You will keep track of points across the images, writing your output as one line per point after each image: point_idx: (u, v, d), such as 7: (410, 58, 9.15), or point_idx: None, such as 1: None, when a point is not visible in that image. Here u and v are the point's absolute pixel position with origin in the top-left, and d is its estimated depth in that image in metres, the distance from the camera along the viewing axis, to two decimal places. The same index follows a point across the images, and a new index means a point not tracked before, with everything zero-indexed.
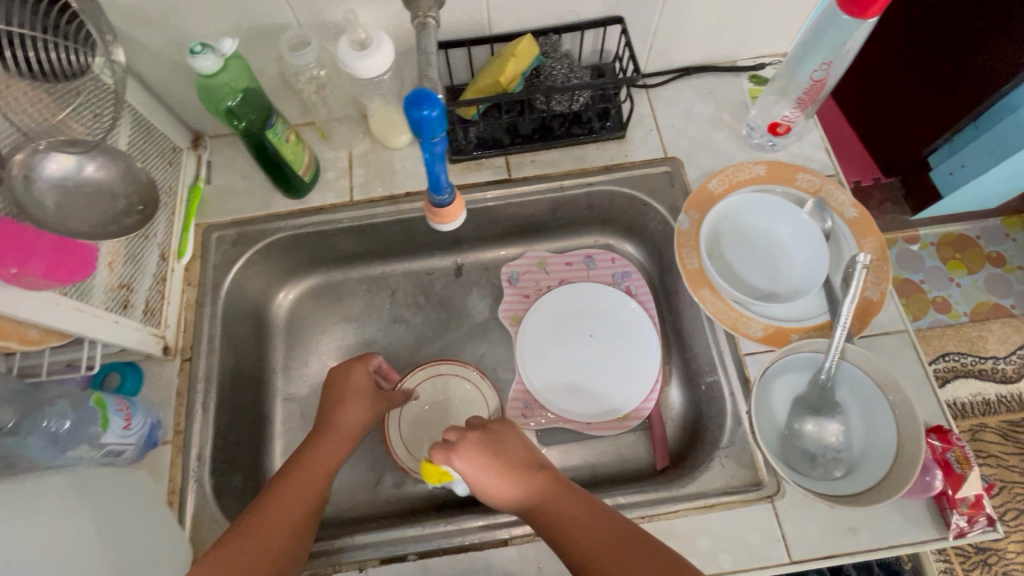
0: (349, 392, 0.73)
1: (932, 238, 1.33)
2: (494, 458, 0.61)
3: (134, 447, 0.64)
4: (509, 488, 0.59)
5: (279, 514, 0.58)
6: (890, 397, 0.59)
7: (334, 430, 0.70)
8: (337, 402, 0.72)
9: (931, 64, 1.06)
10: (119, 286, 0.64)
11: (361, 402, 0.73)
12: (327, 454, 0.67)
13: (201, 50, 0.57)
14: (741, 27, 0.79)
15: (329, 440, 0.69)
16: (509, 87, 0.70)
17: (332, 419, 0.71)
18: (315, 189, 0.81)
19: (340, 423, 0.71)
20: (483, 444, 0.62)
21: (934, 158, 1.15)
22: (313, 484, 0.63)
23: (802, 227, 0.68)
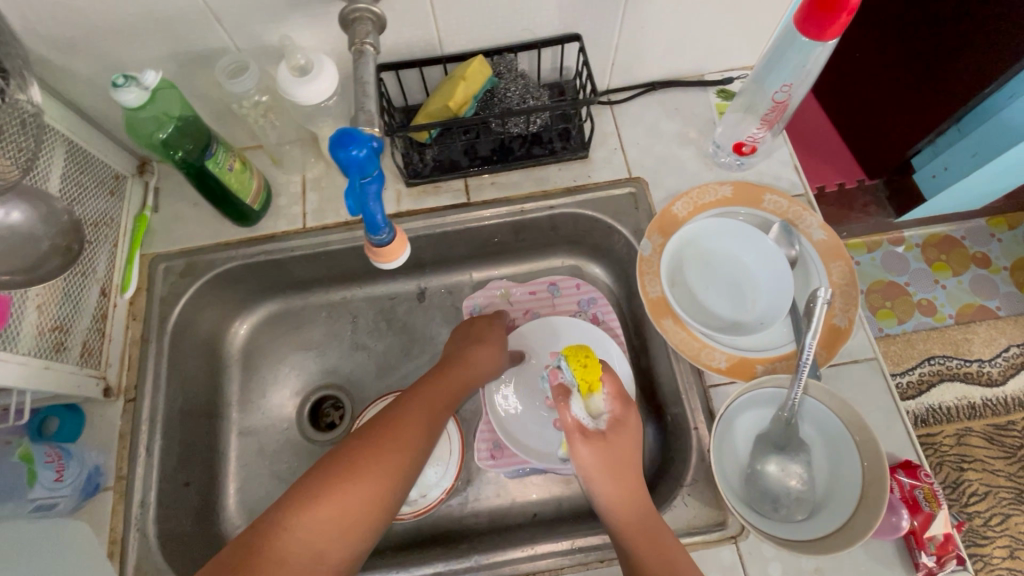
0: (486, 336, 0.74)
1: (917, 240, 1.31)
2: (607, 461, 0.59)
3: (70, 498, 0.62)
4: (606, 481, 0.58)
5: (402, 439, 0.58)
6: (856, 436, 0.57)
7: (458, 365, 0.69)
8: (470, 343, 0.73)
9: (912, 68, 1.03)
10: (53, 329, 0.61)
11: (492, 348, 0.73)
12: (450, 392, 0.67)
13: (124, 82, 0.54)
14: (705, 41, 0.76)
15: (458, 373, 0.69)
16: (459, 110, 0.68)
17: (461, 357, 0.70)
18: (267, 216, 0.78)
19: (473, 360, 0.71)
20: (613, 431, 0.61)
21: (918, 160, 1.12)
22: (425, 423, 0.62)
23: (767, 254, 0.65)
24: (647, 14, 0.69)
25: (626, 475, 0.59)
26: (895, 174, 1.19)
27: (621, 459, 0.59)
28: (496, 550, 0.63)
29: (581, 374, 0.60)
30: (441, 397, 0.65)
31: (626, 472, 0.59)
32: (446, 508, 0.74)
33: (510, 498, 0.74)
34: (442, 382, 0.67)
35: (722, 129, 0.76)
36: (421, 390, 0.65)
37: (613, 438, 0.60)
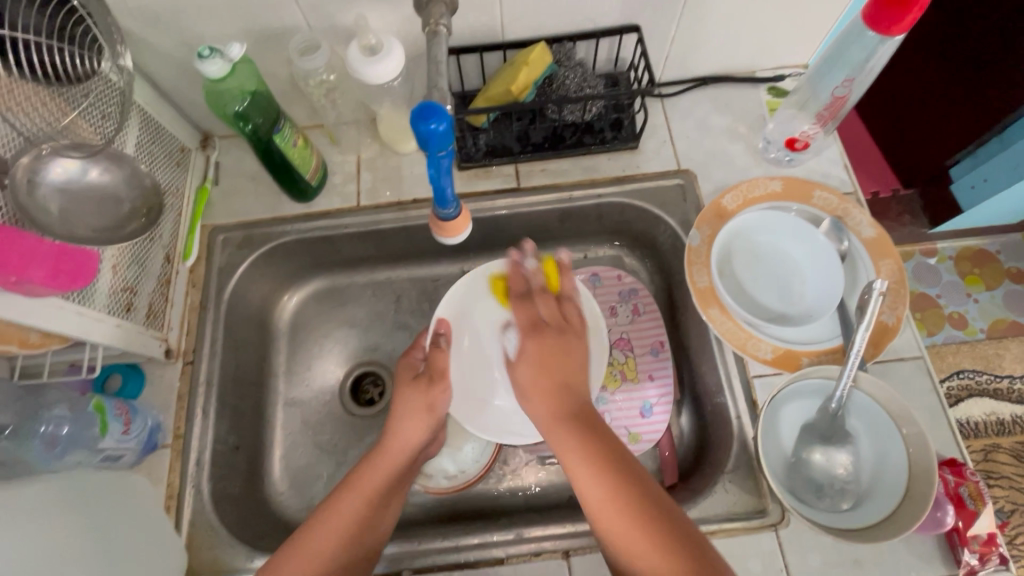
0: (412, 407, 0.65)
1: (950, 252, 1.22)
2: (542, 367, 0.57)
3: (133, 452, 0.64)
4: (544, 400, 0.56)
5: (311, 567, 0.54)
6: (902, 430, 0.57)
7: (390, 452, 0.62)
8: (395, 419, 0.64)
9: (965, 73, 1.02)
10: (123, 289, 0.64)
11: (417, 420, 0.64)
12: (383, 483, 0.61)
13: (209, 54, 0.57)
14: (761, 37, 0.77)
15: (384, 458, 0.62)
16: (520, 95, 0.69)
17: (391, 438, 0.63)
18: (322, 193, 0.80)
19: (397, 438, 0.63)
20: (527, 345, 0.58)
21: (955, 170, 1.09)
22: (344, 528, 0.57)
23: (817, 248, 0.66)
24: (707, 7, 0.70)
25: (551, 387, 0.56)
26: (929, 185, 1.16)
27: (540, 373, 0.56)
28: (536, 525, 0.65)
29: (549, 281, 0.64)
30: (367, 493, 0.60)
31: (549, 387, 0.56)
32: (483, 486, 0.75)
33: (547, 479, 0.75)
34: (373, 474, 0.61)
35: (774, 124, 0.77)
36: (353, 488, 0.60)
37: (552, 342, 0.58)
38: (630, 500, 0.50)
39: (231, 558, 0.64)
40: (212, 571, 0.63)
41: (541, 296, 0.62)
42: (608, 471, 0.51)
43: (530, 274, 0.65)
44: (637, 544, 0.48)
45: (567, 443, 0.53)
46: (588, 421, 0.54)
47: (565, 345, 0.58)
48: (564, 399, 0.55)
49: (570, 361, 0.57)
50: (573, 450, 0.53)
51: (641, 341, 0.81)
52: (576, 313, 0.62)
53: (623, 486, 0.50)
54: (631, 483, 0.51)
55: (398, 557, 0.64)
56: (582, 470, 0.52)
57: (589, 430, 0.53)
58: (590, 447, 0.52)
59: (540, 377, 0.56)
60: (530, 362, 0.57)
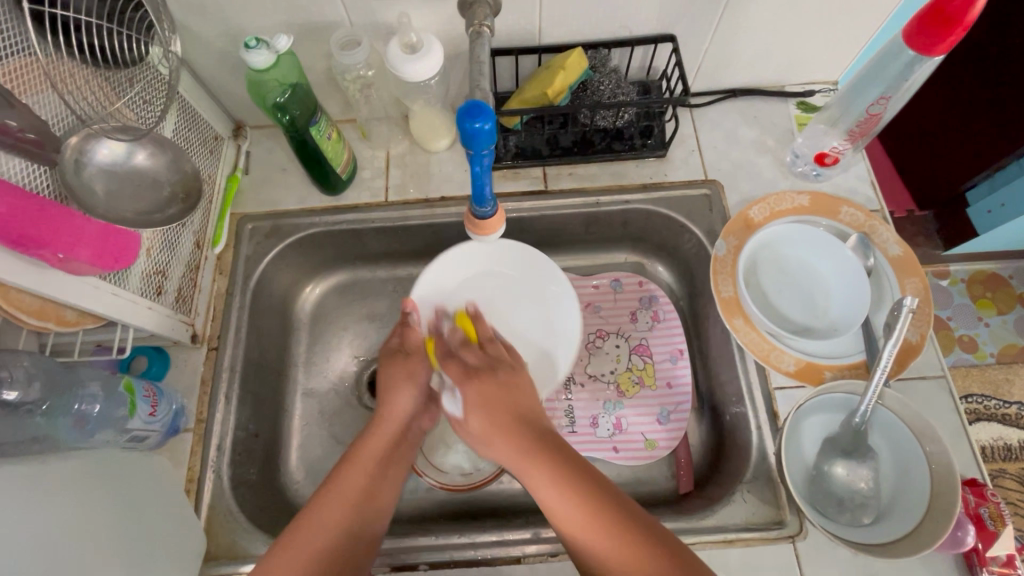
0: (402, 373, 0.69)
1: (962, 275, 1.21)
2: (491, 411, 0.58)
3: (157, 434, 0.64)
4: (502, 443, 0.57)
5: (324, 530, 0.55)
6: (926, 448, 0.57)
7: (384, 420, 0.66)
8: (387, 389, 0.68)
9: (987, 92, 1.02)
10: (154, 272, 0.64)
11: (409, 386, 0.68)
12: (381, 452, 0.64)
13: (255, 44, 0.58)
14: (794, 52, 0.78)
15: (385, 426, 0.66)
16: (556, 99, 0.70)
17: (383, 409, 0.66)
18: (351, 187, 0.80)
19: (390, 406, 0.67)
20: (472, 390, 0.60)
21: (971, 195, 1.08)
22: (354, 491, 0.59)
23: (843, 263, 0.67)
24: (744, 21, 0.71)
25: (508, 421, 0.57)
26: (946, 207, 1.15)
27: (491, 416, 0.58)
28: (553, 525, 0.65)
29: (466, 332, 0.69)
30: (369, 465, 0.62)
31: (503, 424, 0.57)
32: (497, 485, 0.75)
33: None
34: (370, 447, 0.63)
35: (804, 140, 0.77)
36: (355, 458, 0.62)
37: (504, 383, 0.61)
38: (587, 513, 0.50)
39: (249, 544, 0.64)
40: (230, 557, 0.63)
41: (467, 349, 0.66)
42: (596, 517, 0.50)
43: (449, 334, 0.70)
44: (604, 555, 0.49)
45: (534, 472, 0.53)
46: (544, 438, 0.56)
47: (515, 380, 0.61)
48: (523, 427, 0.57)
49: (519, 399, 0.60)
50: (539, 473, 0.53)
51: (660, 348, 0.82)
52: (507, 355, 0.65)
53: (596, 511, 0.50)
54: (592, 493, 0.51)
55: (416, 550, 0.64)
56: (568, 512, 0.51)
57: (545, 451, 0.54)
58: (575, 491, 0.51)
59: (491, 417, 0.58)
60: (480, 404, 0.59)
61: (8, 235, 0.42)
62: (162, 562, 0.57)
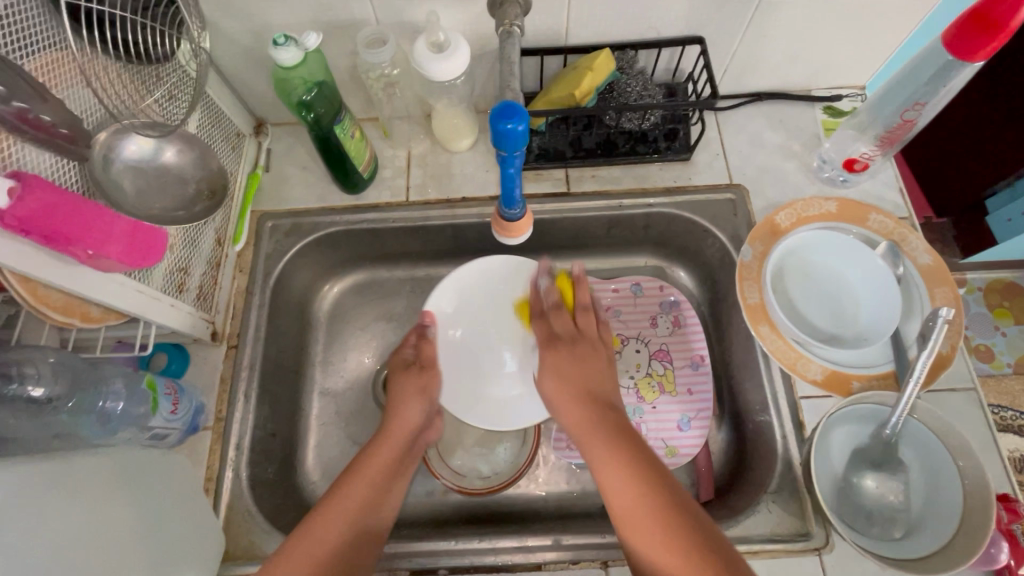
0: (412, 385, 0.69)
1: (979, 284, 1.15)
2: (568, 373, 0.63)
3: (178, 432, 0.64)
4: (570, 408, 0.62)
5: (329, 535, 0.55)
6: (958, 462, 0.56)
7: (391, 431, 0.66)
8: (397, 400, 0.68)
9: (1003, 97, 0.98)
10: (177, 269, 0.64)
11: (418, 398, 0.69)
12: (388, 462, 0.64)
13: (284, 42, 0.58)
14: (823, 56, 0.76)
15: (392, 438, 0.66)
16: (583, 100, 0.69)
17: (392, 419, 0.67)
18: (371, 186, 0.80)
19: (399, 417, 0.67)
20: (549, 360, 0.65)
21: (991, 202, 1.03)
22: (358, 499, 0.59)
23: (873, 271, 0.66)
24: (774, 24, 0.70)
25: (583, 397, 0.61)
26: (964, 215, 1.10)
27: (566, 381, 0.63)
28: (574, 532, 0.64)
29: (562, 294, 0.72)
30: (377, 472, 0.62)
31: (575, 391, 0.62)
32: (514, 489, 0.75)
33: (579, 486, 0.74)
34: (380, 454, 0.64)
35: (832, 145, 0.76)
36: (364, 465, 0.62)
37: (580, 355, 0.65)
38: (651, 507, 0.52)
39: (268, 544, 0.64)
40: (248, 557, 0.63)
41: (561, 317, 0.69)
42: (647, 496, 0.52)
43: (548, 293, 0.72)
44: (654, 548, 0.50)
45: (604, 452, 0.56)
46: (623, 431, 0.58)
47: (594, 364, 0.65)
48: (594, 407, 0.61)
49: (599, 376, 0.64)
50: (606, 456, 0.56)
51: (680, 354, 0.81)
52: (596, 329, 0.68)
53: (648, 489, 0.53)
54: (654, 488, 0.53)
55: (435, 555, 0.63)
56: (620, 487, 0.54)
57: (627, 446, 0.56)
58: (631, 469, 0.54)
59: (564, 384, 0.63)
60: (554, 372, 0.64)
61: (39, 231, 0.41)
62: (182, 561, 0.57)
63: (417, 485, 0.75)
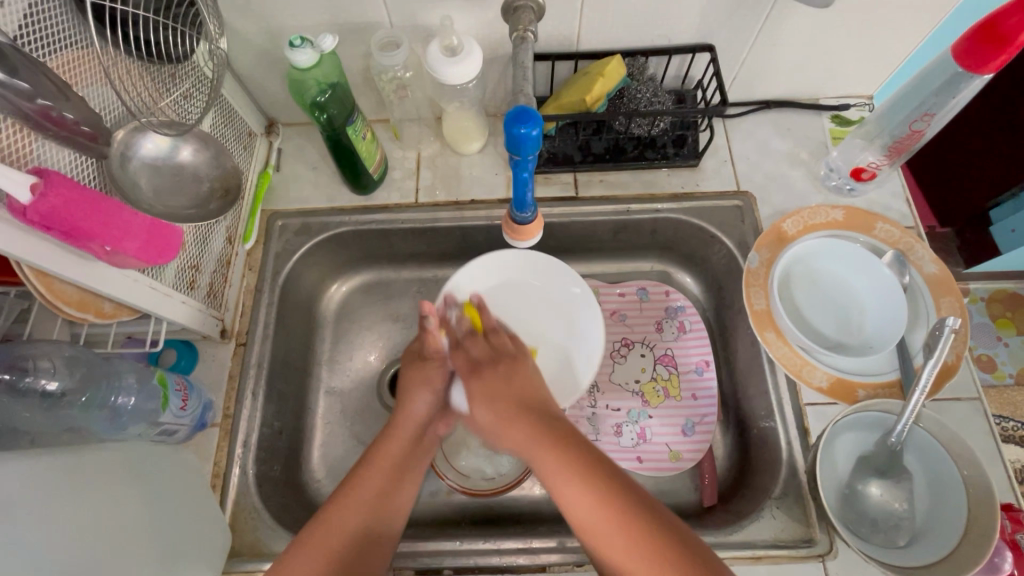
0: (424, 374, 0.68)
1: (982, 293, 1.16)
2: (491, 397, 0.60)
3: (187, 428, 0.65)
4: (509, 432, 0.57)
5: (341, 530, 0.55)
6: (963, 471, 0.56)
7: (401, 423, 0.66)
8: (408, 391, 0.68)
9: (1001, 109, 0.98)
10: (188, 266, 0.65)
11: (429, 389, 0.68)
12: (399, 455, 0.64)
13: (300, 44, 0.59)
14: (831, 66, 0.77)
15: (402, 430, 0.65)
16: (594, 105, 0.69)
17: (402, 412, 0.67)
18: (381, 187, 0.80)
19: (408, 409, 0.67)
20: (475, 387, 0.61)
21: (995, 213, 1.03)
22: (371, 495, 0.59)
23: (878, 280, 0.66)
24: (784, 33, 0.70)
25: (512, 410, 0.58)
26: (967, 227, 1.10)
27: (493, 405, 0.59)
28: (579, 535, 0.64)
29: (472, 321, 0.69)
30: (391, 466, 0.62)
31: (504, 413, 0.58)
32: (518, 491, 0.75)
33: None
34: (391, 448, 0.64)
35: (839, 153, 0.77)
36: (377, 459, 0.62)
37: (509, 376, 0.61)
38: (611, 512, 0.49)
39: (274, 542, 0.64)
40: (253, 554, 0.63)
41: (471, 340, 0.66)
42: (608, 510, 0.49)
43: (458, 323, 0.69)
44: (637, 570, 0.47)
45: (548, 465, 0.53)
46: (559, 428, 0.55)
47: (517, 376, 0.61)
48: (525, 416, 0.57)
49: (524, 388, 0.60)
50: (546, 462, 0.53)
51: (685, 359, 0.81)
52: (507, 343, 0.66)
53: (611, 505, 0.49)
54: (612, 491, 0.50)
55: (440, 555, 0.63)
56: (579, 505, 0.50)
57: (565, 442, 0.53)
58: (588, 486, 0.50)
59: (492, 408, 0.59)
60: (483, 399, 0.60)
61: (60, 227, 0.42)
62: (190, 557, 0.57)
63: (422, 486, 0.75)
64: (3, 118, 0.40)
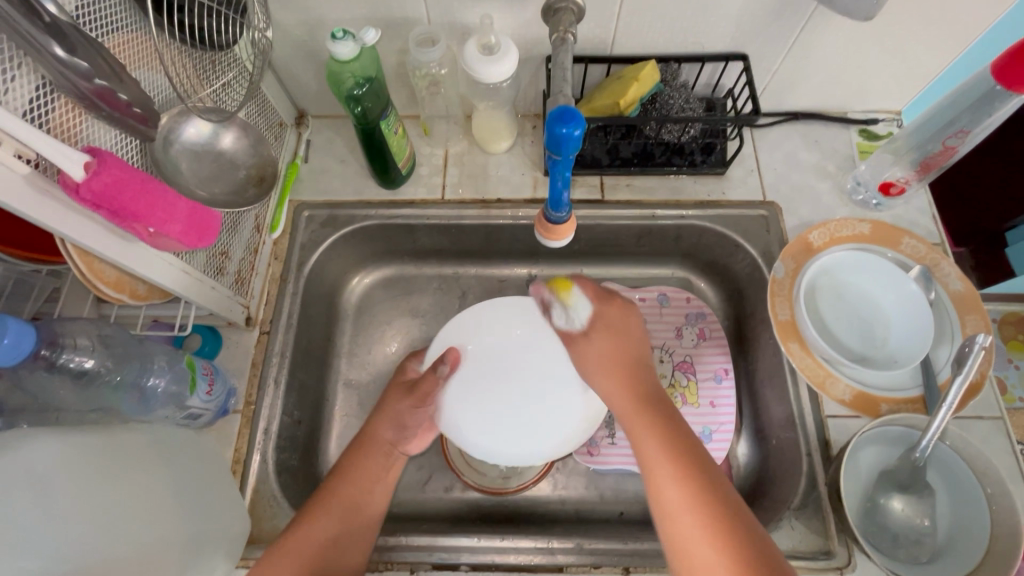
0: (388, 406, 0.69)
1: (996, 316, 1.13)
2: (610, 342, 0.61)
3: (210, 413, 0.65)
4: (618, 385, 0.58)
5: (313, 541, 0.57)
6: (987, 488, 0.56)
7: (371, 440, 0.67)
8: (379, 414, 0.69)
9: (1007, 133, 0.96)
10: (218, 253, 0.65)
11: (390, 416, 0.69)
12: (371, 468, 0.66)
13: (342, 36, 0.60)
14: (862, 81, 0.77)
15: (373, 448, 0.67)
16: (626, 110, 0.70)
17: (368, 431, 0.68)
18: (408, 182, 0.81)
19: (374, 431, 0.68)
20: (600, 327, 0.62)
21: (1011, 234, 1.00)
22: (341, 507, 0.61)
23: (905, 295, 0.66)
24: (817, 47, 0.71)
25: (624, 380, 0.58)
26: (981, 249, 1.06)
27: (611, 351, 0.60)
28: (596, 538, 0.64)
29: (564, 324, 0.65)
30: (356, 484, 0.64)
31: (621, 366, 0.59)
32: (533, 491, 0.75)
33: (599, 491, 0.75)
34: (360, 464, 0.65)
35: (866, 167, 0.77)
36: (347, 478, 0.64)
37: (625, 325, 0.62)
38: (700, 505, 0.48)
39: None
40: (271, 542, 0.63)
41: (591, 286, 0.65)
42: (686, 474, 0.50)
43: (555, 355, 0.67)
44: (687, 534, 0.47)
45: (645, 428, 0.54)
46: (662, 407, 0.56)
47: (636, 338, 0.62)
48: (636, 392, 0.57)
49: (636, 351, 0.61)
50: (645, 428, 0.54)
51: (704, 367, 0.81)
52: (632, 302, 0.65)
53: (687, 473, 0.50)
54: (709, 490, 0.49)
55: (458, 551, 0.63)
56: (657, 465, 0.51)
57: (669, 419, 0.54)
58: (668, 442, 0.52)
59: (611, 354, 0.60)
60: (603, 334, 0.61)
61: (108, 207, 0.42)
62: (210, 542, 0.57)
63: (437, 482, 0.76)
64: (58, 95, 0.41)
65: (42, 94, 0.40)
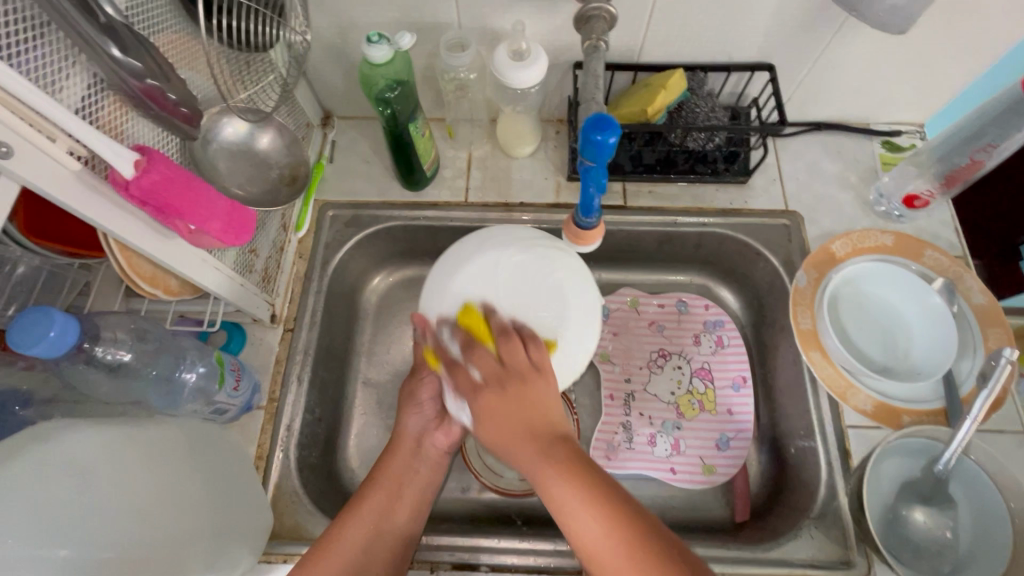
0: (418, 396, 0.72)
1: None
2: (506, 411, 0.52)
3: (236, 409, 0.65)
4: (518, 447, 0.52)
5: (344, 549, 0.58)
6: (1010, 503, 0.56)
7: (402, 442, 0.69)
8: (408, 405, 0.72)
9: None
10: (248, 251, 0.66)
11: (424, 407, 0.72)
12: (402, 470, 0.67)
13: (377, 40, 0.61)
14: (886, 94, 0.78)
15: (403, 449, 0.69)
16: (653, 117, 0.70)
17: (398, 431, 0.70)
18: (432, 184, 0.82)
19: (405, 429, 0.70)
20: (478, 408, 0.53)
21: None
22: (373, 512, 0.61)
23: (927, 305, 0.67)
24: (844, 59, 0.71)
25: (527, 439, 0.51)
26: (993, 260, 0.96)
27: (505, 412, 0.52)
28: None
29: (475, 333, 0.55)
30: (389, 489, 0.65)
31: (519, 427, 0.52)
32: None
33: None
34: (393, 468, 0.67)
35: (890, 179, 0.77)
36: (375, 482, 0.65)
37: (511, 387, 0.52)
38: (629, 547, 0.46)
39: (314, 527, 0.64)
40: (293, 537, 0.63)
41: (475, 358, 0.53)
42: (607, 517, 0.47)
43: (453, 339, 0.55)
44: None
45: (556, 485, 0.49)
46: (571, 453, 0.51)
47: (535, 399, 0.52)
48: (533, 441, 0.51)
49: (539, 401, 0.52)
50: (556, 484, 0.49)
51: (722, 375, 0.81)
52: (521, 356, 0.52)
53: (609, 516, 0.47)
54: (625, 516, 0.47)
55: (479, 551, 0.64)
56: (575, 515, 0.48)
57: (578, 465, 0.50)
58: (581, 487, 0.49)
59: (508, 420, 0.52)
60: (494, 415, 0.52)
61: (154, 204, 0.43)
62: (235, 536, 0.58)
63: (454, 482, 0.76)
64: (109, 92, 0.42)
65: (94, 91, 0.41)
